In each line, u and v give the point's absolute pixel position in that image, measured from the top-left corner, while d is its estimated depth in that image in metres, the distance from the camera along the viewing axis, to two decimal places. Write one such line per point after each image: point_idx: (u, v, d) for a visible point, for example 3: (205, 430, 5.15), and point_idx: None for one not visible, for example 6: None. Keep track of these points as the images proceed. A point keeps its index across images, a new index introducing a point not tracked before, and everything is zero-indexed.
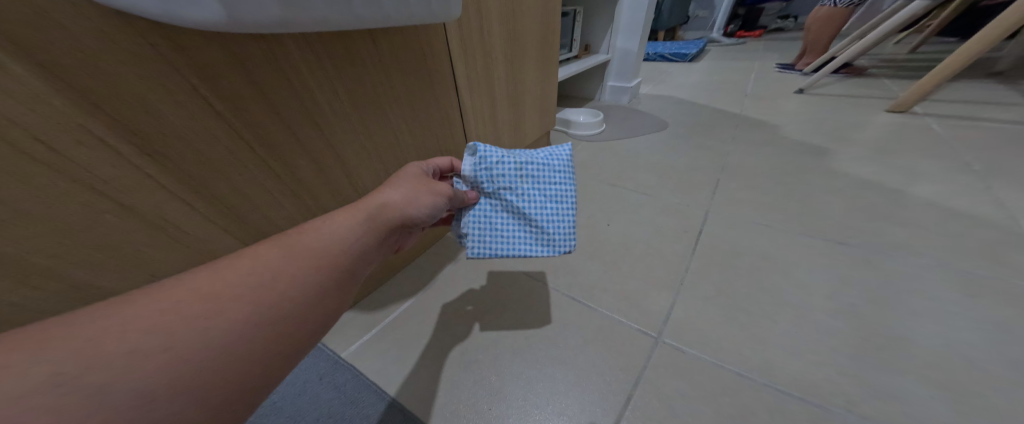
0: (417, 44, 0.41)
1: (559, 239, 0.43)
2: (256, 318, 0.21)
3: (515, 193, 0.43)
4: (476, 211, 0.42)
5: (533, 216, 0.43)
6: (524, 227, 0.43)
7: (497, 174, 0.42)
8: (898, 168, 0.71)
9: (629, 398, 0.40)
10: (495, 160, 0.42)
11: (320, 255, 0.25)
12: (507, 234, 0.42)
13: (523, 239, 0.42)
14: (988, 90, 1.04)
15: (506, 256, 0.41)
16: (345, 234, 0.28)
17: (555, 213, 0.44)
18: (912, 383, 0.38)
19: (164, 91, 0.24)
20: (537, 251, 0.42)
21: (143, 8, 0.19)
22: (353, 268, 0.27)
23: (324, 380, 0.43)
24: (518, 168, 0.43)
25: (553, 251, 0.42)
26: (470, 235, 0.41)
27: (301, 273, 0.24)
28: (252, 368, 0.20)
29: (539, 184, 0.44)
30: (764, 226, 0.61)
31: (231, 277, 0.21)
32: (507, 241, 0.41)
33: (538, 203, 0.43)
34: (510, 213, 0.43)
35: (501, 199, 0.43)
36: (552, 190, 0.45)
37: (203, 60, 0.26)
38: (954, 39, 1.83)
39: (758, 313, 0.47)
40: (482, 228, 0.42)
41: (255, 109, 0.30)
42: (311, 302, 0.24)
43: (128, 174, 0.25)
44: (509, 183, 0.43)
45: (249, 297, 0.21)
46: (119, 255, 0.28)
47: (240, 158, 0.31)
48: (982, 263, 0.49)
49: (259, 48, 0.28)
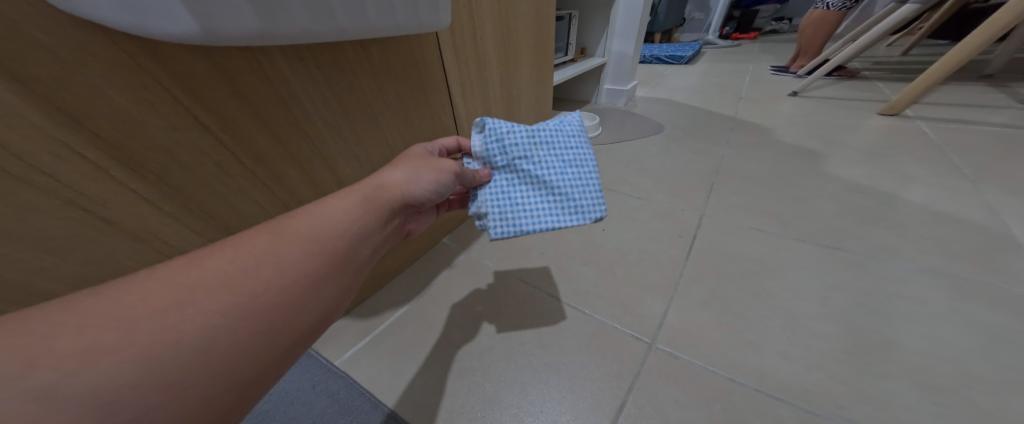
0: (409, 54, 0.42)
1: (587, 205, 0.42)
2: (246, 313, 0.21)
3: (530, 162, 0.43)
4: (493, 187, 0.41)
5: (553, 183, 0.42)
6: (546, 196, 0.42)
7: (510, 146, 0.42)
8: (890, 172, 0.72)
9: (623, 404, 0.40)
10: (506, 133, 0.43)
11: (311, 242, 0.25)
12: (530, 205, 0.41)
13: (547, 208, 0.41)
14: (978, 93, 1.05)
15: (535, 228, 0.40)
16: (338, 219, 0.28)
17: (574, 179, 0.43)
18: (903, 388, 0.38)
19: (145, 102, 0.24)
20: (566, 219, 0.41)
21: (119, 23, 0.19)
22: (349, 252, 0.27)
23: (317, 388, 0.43)
24: (532, 137, 0.44)
25: (583, 219, 0.41)
26: (491, 211, 0.40)
27: (291, 262, 0.24)
28: (239, 376, 0.20)
29: (553, 152, 0.44)
30: (758, 231, 0.61)
31: (217, 269, 0.21)
32: (530, 211, 0.40)
33: (556, 170, 0.43)
34: (530, 183, 0.42)
35: (518, 170, 0.42)
36: (568, 156, 0.44)
37: (185, 70, 0.26)
38: (943, 42, 1.86)
39: (750, 318, 0.47)
40: (504, 203, 0.40)
41: (241, 118, 0.30)
42: (303, 293, 0.23)
43: (109, 187, 0.25)
44: (523, 153, 0.43)
45: (238, 290, 0.21)
46: (103, 270, 0.27)
47: (226, 169, 0.31)
48: (971, 268, 0.49)
49: (245, 58, 0.28)
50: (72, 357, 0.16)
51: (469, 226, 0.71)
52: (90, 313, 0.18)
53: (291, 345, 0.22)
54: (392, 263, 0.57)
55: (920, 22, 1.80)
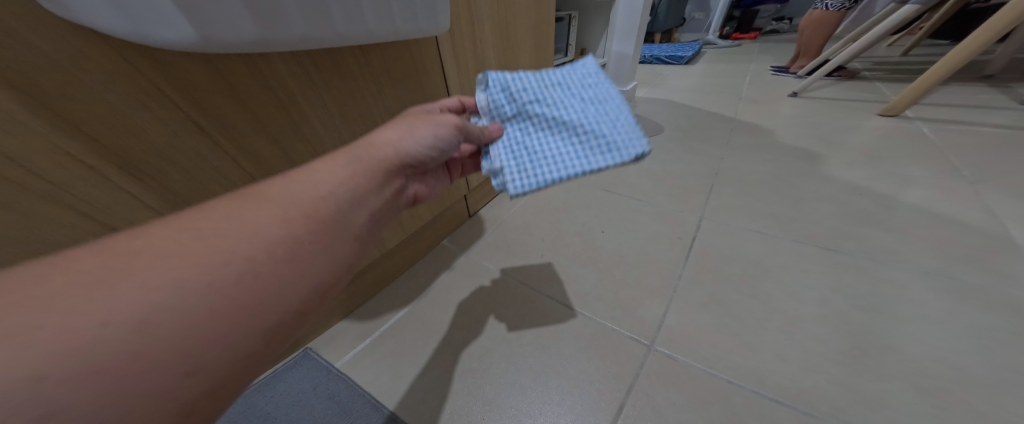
0: (409, 58, 0.42)
1: (620, 140, 0.35)
2: (231, 282, 0.20)
3: (543, 109, 0.39)
4: (507, 141, 0.38)
5: (574, 124, 0.37)
6: (568, 140, 0.37)
7: (517, 98, 0.40)
8: (889, 173, 0.72)
9: (622, 406, 0.40)
10: (511, 86, 0.40)
11: (297, 207, 0.25)
12: (550, 151, 0.36)
13: (571, 151, 0.36)
14: (978, 94, 1.05)
15: (561, 172, 0.34)
16: (326, 184, 0.27)
17: (598, 116, 0.38)
18: (899, 390, 0.38)
19: (146, 110, 0.25)
20: (598, 158, 0.34)
21: (118, 31, 0.20)
22: (337, 217, 0.26)
23: (318, 390, 0.44)
24: (541, 84, 0.41)
25: (618, 157, 0.34)
26: (508, 163, 0.35)
27: (277, 230, 0.23)
28: (226, 346, 0.19)
29: (568, 97, 0.40)
30: (757, 233, 0.61)
31: (201, 238, 0.21)
32: (552, 157, 0.35)
33: (574, 112, 0.38)
34: (546, 130, 0.38)
35: (531, 119, 0.38)
36: (586, 98, 0.40)
37: (187, 78, 0.26)
38: (944, 42, 1.86)
39: (748, 320, 0.47)
40: (521, 154, 0.36)
41: (241, 124, 0.30)
42: (290, 264, 0.23)
43: (109, 193, 0.25)
44: (534, 102, 0.39)
45: (223, 259, 0.20)
46: None
47: (225, 174, 0.31)
48: (970, 270, 0.50)
49: (245, 64, 0.29)
50: (48, 325, 0.15)
51: (469, 228, 0.71)
52: (63, 282, 0.17)
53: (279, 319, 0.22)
54: (392, 265, 0.58)
55: (920, 22, 1.80)
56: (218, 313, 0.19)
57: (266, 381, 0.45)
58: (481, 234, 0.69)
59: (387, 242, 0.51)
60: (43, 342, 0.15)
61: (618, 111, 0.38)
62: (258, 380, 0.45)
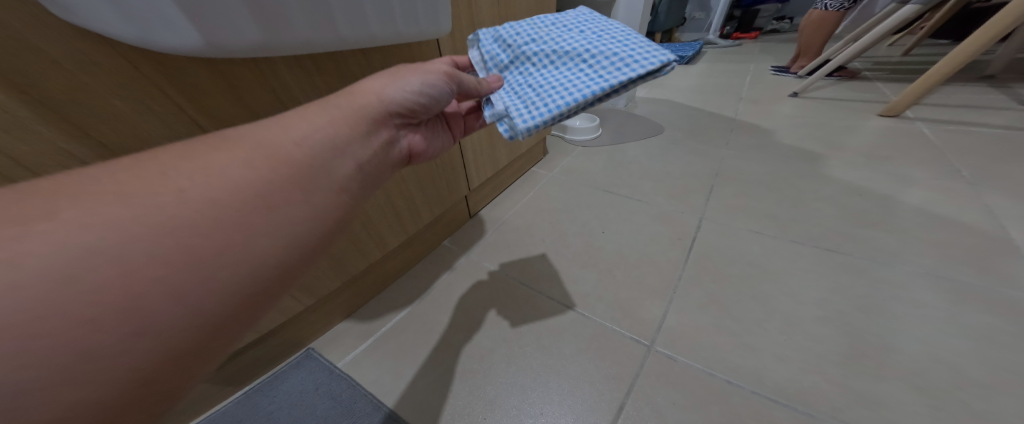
0: (410, 60, 0.42)
1: (626, 57, 0.34)
2: (196, 226, 0.19)
3: (544, 46, 0.38)
4: (511, 86, 0.39)
5: (577, 53, 0.36)
6: (575, 69, 0.36)
7: (515, 41, 0.40)
8: (889, 174, 0.72)
9: (622, 406, 0.40)
10: (508, 33, 0.41)
11: (271, 152, 0.23)
12: (557, 81, 0.35)
13: (579, 78, 0.35)
14: (978, 94, 1.05)
15: (571, 98, 0.33)
16: (303, 126, 0.26)
17: (601, 42, 0.37)
18: (898, 391, 0.38)
19: (150, 114, 0.25)
20: (608, 77, 0.33)
21: (122, 36, 0.20)
22: (316, 161, 0.25)
23: (320, 390, 0.44)
24: (537, 25, 0.40)
25: (626, 73, 0.33)
26: (514, 104, 0.36)
27: (250, 172, 0.22)
28: (197, 296, 0.18)
29: (567, 32, 0.39)
30: (757, 234, 0.62)
31: (168, 179, 0.20)
32: (559, 86, 0.35)
33: (576, 43, 0.37)
34: (550, 65, 0.37)
35: (532, 59, 0.38)
36: (586, 30, 0.39)
37: (192, 83, 0.26)
38: (944, 42, 1.86)
39: (748, 320, 0.48)
40: (527, 92, 0.36)
41: (243, 127, 0.31)
42: (263, 210, 0.21)
43: None
44: (533, 42, 0.39)
45: (187, 203, 0.19)
46: None
47: None
48: (969, 271, 0.50)
49: (248, 68, 0.29)
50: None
51: (470, 228, 0.71)
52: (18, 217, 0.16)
53: (254, 272, 0.20)
54: (393, 266, 0.58)
55: (921, 22, 1.79)
56: (199, 262, 0.18)
57: (268, 381, 0.45)
58: (482, 234, 0.69)
59: (388, 243, 0.51)
60: (10, 282, 0.14)
61: (622, 34, 0.37)
62: (260, 380, 0.46)
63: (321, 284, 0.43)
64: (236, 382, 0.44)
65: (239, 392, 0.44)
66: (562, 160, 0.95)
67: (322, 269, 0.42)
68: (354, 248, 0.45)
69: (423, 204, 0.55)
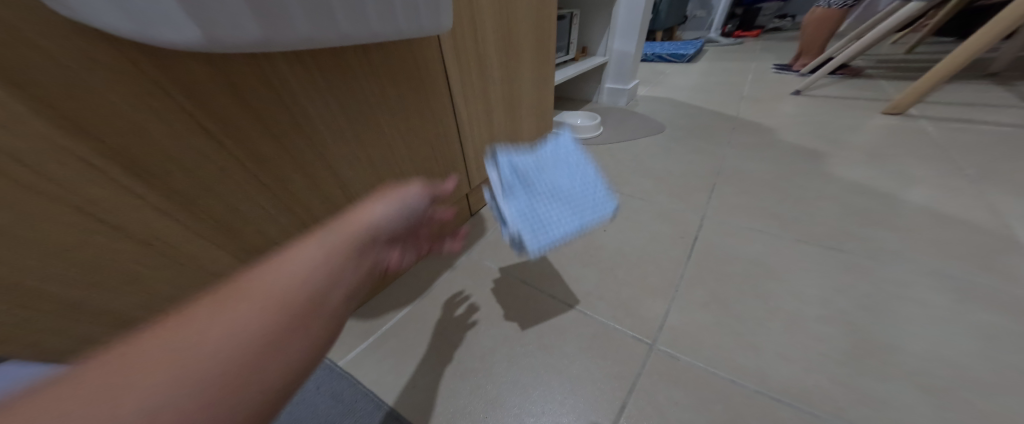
0: (409, 57, 0.41)
1: (596, 203, 0.42)
2: (192, 386, 0.16)
3: (539, 174, 0.43)
4: (515, 205, 0.40)
5: (564, 190, 0.42)
6: (563, 201, 0.41)
7: (515, 161, 0.43)
8: (892, 172, 0.71)
9: (624, 406, 0.40)
10: (508, 148, 0.44)
11: (268, 297, 0.21)
12: (552, 213, 0.40)
13: (569, 215, 0.40)
14: (982, 92, 1.04)
15: (566, 234, 0.38)
16: (295, 265, 0.24)
17: (581, 180, 0.44)
18: (903, 391, 0.38)
19: (150, 111, 0.24)
20: (589, 221, 0.40)
21: (120, 30, 0.19)
22: (315, 299, 0.23)
23: (321, 389, 0.44)
24: (530, 153, 0.45)
25: (600, 217, 0.40)
26: (521, 227, 0.38)
27: (249, 319, 0.19)
28: None
29: (554, 163, 0.45)
30: (759, 232, 0.61)
31: (141, 351, 0.16)
32: (554, 218, 0.39)
33: (561, 177, 0.43)
34: (544, 193, 0.41)
35: (529, 180, 0.42)
36: (569, 163, 0.45)
37: (190, 81, 0.25)
38: (948, 39, 1.84)
39: (751, 319, 0.47)
40: (529, 219, 0.39)
41: (244, 124, 0.30)
42: (267, 349, 0.19)
43: (115, 194, 0.24)
44: (530, 169, 0.43)
45: (179, 363, 0.16)
46: (112, 275, 0.26)
47: (230, 174, 0.30)
48: (973, 269, 0.49)
49: (246, 65, 0.28)
50: None
51: (470, 227, 0.71)
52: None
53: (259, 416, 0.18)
54: None
55: (925, 19, 1.78)
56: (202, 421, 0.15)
57: None
58: (483, 233, 0.69)
59: None
60: None
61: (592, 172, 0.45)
62: None
63: None
64: None
65: None
66: None
67: None
68: None
69: None
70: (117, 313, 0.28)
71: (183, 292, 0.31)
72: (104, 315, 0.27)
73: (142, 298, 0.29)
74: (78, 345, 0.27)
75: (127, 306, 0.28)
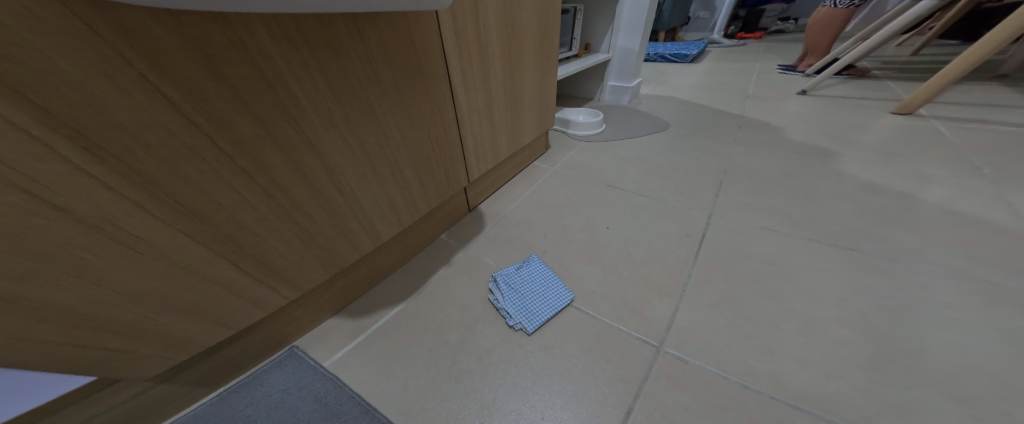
0: (406, 37, 0.39)
1: (559, 292, 0.51)
2: None
3: (523, 284, 0.52)
4: (509, 305, 0.49)
5: (540, 281, 0.53)
6: (548, 305, 0.49)
7: (511, 307, 0.49)
8: (907, 171, 0.69)
9: (630, 412, 0.37)
10: (505, 298, 0.50)
11: None
12: (539, 302, 0.49)
13: (551, 297, 0.50)
14: (994, 93, 1.02)
15: (550, 316, 0.48)
16: None
17: (548, 272, 0.55)
18: (932, 399, 0.35)
19: (101, 74, 0.20)
20: (565, 298, 0.50)
21: None
22: None
23: (303, 391, 0.41)
24: (517, 275, 0.54)
25: (564, 301, 0.50)
26: (520, 319, 0.47)
27: None
28: None
29: (532, 271, 0.54)
30: (771, 231, 0.59)
31: None
32: (541, 309, 0.49)
33: (539, 275, 0.54)
34: (528, 286, 0.51)
35: (524, 307, 0.49)
36: (541, 269, 0.55)
37: (155, 46, 0.22)
38: (954, 41, 1.83)
39: (765, 322, 0.45)
40: (523, 309, 0.48)
41: (221, 101, 0.26)
42: None
43: (59, 170, 0.21)
44: (516, 283, 0.52)
45: None
46: (59, 265, 0.23)
47: (202, 154, 0.26)
48: (997, 271, 0.47)
49: (224, 35, 0.25)
50: None
51: (469, 223, 0.68)
52: None
53: None
54: (387, 260, 0.55)
55: (931, 22, 1.77)
56: None
57: (245, 381, 0.42)
58: (481, 228, 0.66)
59: (382, 235, 0.47)
60: None
61: (556, 273, 0.55)
62: (237, 381, 0.42)
63: (307, 276, 0.40)
64: (210, 383, 0.40)
65: (213, 393, 0.41)
66: (565, 155, 0.92)
67: (308, 260, 0.39)
68: (344, 240, 0.42)
69: (421, 196, 0.51)
70: (61, 313, 0.24)
71: (146, 291, 0.27)
72: (43, 315, 0.23)
73: (92, 296, 0.25)
74: (7, 349, 0.23)
75: (78, 303, 0.24)
